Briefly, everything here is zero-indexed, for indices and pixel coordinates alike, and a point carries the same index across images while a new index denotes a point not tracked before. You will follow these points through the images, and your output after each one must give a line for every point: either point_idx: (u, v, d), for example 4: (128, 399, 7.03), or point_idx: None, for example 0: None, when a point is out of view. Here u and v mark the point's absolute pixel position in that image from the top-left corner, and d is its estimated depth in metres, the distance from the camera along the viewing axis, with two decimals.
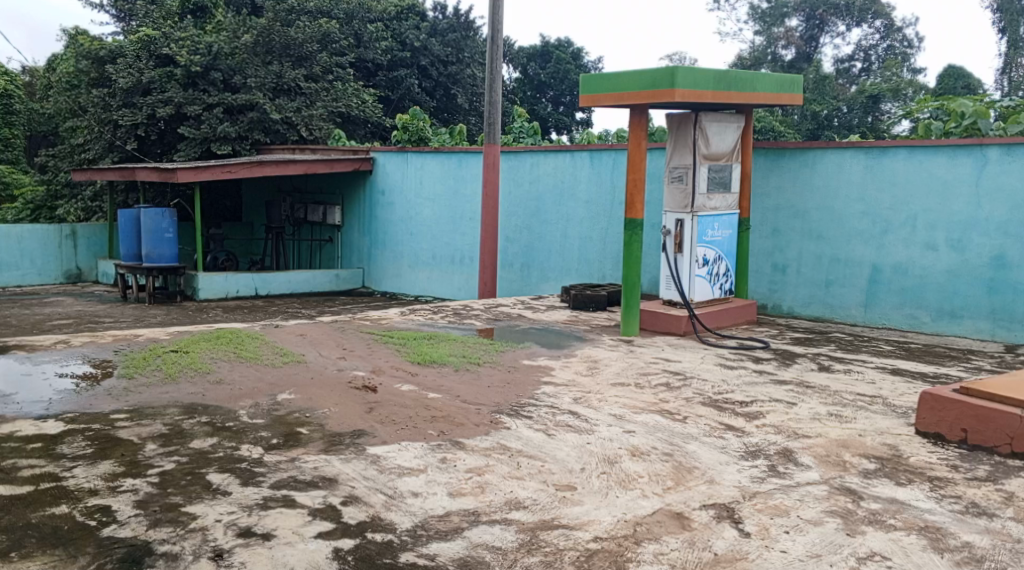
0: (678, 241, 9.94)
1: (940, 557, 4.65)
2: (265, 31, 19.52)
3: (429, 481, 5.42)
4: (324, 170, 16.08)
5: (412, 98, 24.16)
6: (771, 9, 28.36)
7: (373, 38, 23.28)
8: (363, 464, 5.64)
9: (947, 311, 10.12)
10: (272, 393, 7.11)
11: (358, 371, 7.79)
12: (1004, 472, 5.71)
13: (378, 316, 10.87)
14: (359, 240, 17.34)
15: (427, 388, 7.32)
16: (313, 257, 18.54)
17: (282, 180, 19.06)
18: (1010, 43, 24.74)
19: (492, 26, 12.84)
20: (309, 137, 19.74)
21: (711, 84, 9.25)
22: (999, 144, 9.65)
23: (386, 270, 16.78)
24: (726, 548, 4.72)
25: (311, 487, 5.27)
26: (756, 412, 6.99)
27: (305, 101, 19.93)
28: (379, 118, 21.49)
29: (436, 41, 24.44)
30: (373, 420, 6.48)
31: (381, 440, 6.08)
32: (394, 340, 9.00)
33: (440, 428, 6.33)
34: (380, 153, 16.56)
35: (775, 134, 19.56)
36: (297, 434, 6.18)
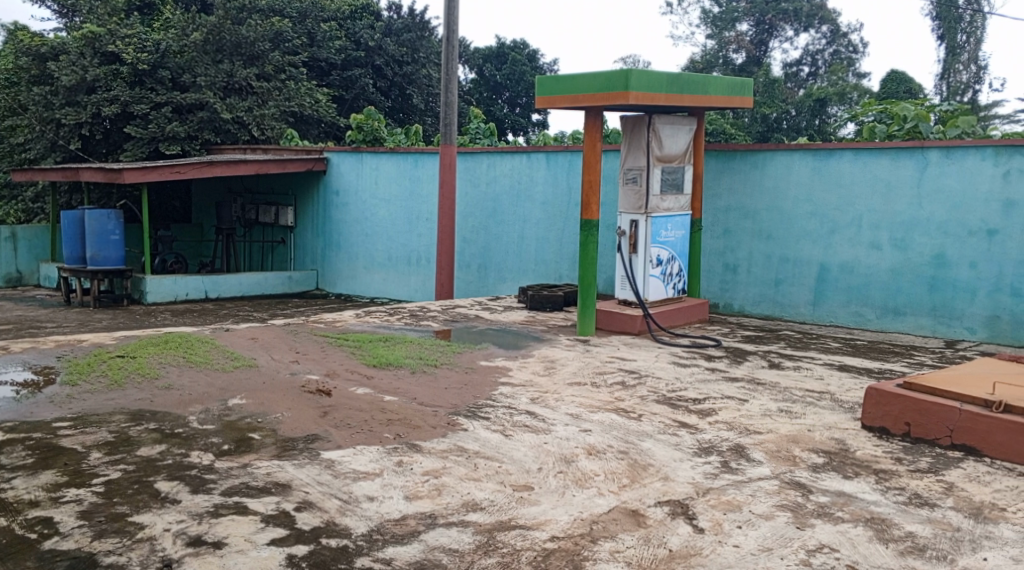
0: (632, 241, 10.09)
1: (884, 548, 4.81)
2: (215, 29, 19.24)
3: (385, 485, 5.46)
4: (276, 170, 15.96)
5: (367, 98, 24.13)
6: (723, 12, 28.76)
7: (327, 38, 23.18)
8: (317, 469, 5.67)
9: (891, 308, 10.41)
10: (223, 398, 7.09)
11: (312, 374, 7.80)
12: (945, 464, 5.92)
13: (333, 319, 10.85)
14: (312, 241, 17.25)
15: (383, 391, 7.36)
16: (265, 259, 18.42)
17: (234, 180, 18.92)
18: (948, 49, 25.44)
19: (447, 27, 12.89)
20: (260, 137, 19.64)
21: (665, 87, 9.41)
22: (938, 146, 9.95)
23: (341, 270, 16.73)
24: (680, 544, 4.83)
25: (264, 493, 5.29)
26: (709, 409, 7.15)
27: (256, 100, 19.76)
28: (333, 118, 21.27)
29: (391, 41, 24.35)
30: (328, 424, 6.50)
31: (336, 445, 6.11)
32: (348, 343, 9.01)
33: (397, 431, 6.38)
34: (334, 153, 16.51)
35: (726, 136, 19.91)
36: (249, 440, 6.19)
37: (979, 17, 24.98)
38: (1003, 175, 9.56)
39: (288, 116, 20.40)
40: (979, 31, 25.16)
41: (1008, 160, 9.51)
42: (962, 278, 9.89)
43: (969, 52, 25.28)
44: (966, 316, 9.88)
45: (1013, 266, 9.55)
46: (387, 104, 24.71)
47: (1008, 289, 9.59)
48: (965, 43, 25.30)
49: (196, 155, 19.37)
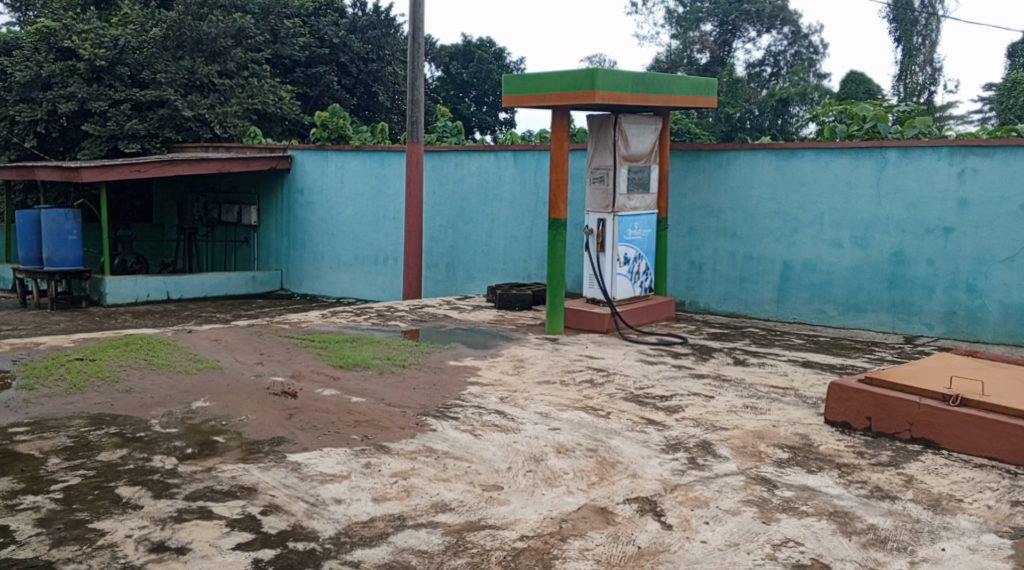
0: (600, 240, 10.17)
1: (848, 540, 4.90)
2: (175, 25, 19.17)
3: (352, 487, 5.47)
4: (239, 169, 15.86)
5: (332, 95, 24.02)
6: (687, 13, 28.93)
7: (290, 35, 22.95)
8: (283, 472, 5.66)
9: (852, 305, 10.59)
10: (186, 401, 7.04)
11: (277, 376, 7.77)
12: (905, 457, 6.04)
13: (299, 319, 10.82)
14: (277, 241, 17.14)
15: (350, 393, 7.34)
16: (229, 259, 18.28)
17: (196, 179, 18.75)
18: (905, 51, 25.89)
19: (413, 24, 12.87)
20: (223, 135, 19.44)
21: (631, 86, 9.49)
22: (897, 146, 10.13)
23: (306, 271, 16.65)
24: (649, 541, 4.89)
25: (229, 497, 5.27)
26: (676, 406, 7.23)
27: (218, 98, 19.52)
28: (297, 115, 21.07)
29: (356, 39, 24.33)
30: (294, 427, 6.48)
31: (302, 447, 6.10)
32: (315, 344, 8.98)
33: (365, 432, 6.38)
34: (299, 152, 16.41)
35: (691, 136, 20.09)
36: (213, 443, 6.15)
37: (934, 19, 25.48)
38: (958, 175, 9.76)
39: (250, 114, 20.09)
40: (934, 33, 25.65)
41: (963, 160, 9.72)
42: (920, 274, 10.09)
43: (924, 54, 25.76)
44: (924, 312, 10.08)
45: (969, 263, 9.76)
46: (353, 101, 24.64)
47: (964, 286, 9.80)
48: (920, 45, 25.77)
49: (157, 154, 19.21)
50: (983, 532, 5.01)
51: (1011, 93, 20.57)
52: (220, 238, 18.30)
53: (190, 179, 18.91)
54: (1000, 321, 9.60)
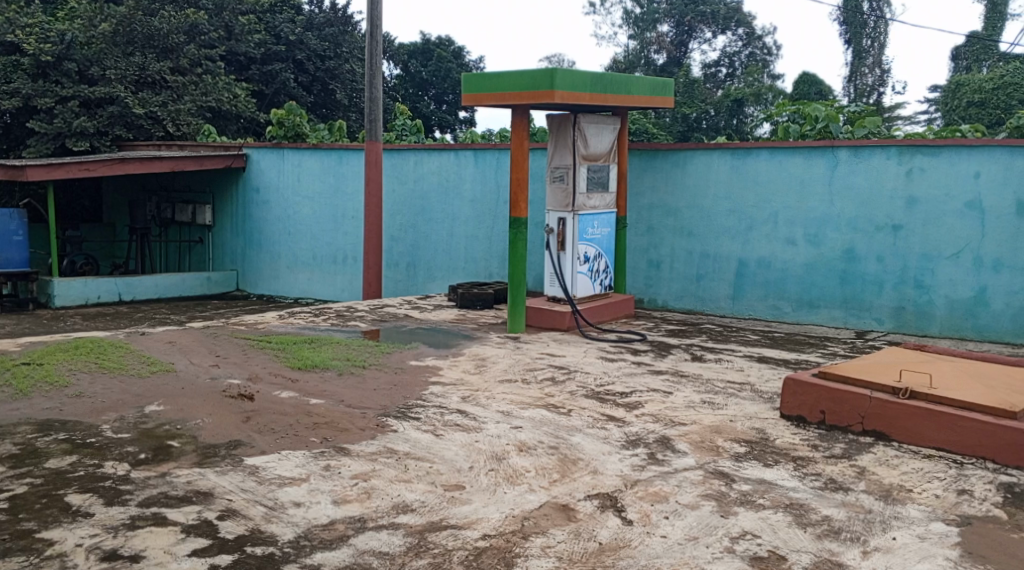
0: (561, 239, 10.26)
1: (803, 532, 5.03)
2: (125, 20, 19.00)
3: (311, 490, 5.48)
4: (193, 167, 15.70)
5: (288, 92, 23.85)
6: (644, 13, 29.16)
7: (244, 31, 22.45)
8: (240, 476, 5.66)
9: (806, 301, 10.81)
10: (139, 405, 6.98)
11: (234, 379, 7.74)
12: (857, 449, 6.20)
13: (256, 320, 10.77)
14: (232, 241, 17.01)
15: (308, 395, 7.34)
16: (183, 259, 18.11)
17: (148, 179, 18.54)
18: (855, 53, 26.32)
19: (370, 21, 12.85)
20: (176, 133, 19.24)
21: (589, 86, 9.58)
22: (847, 146, 10.36)
23: (262, 271, 16.54)
24: (609, 537, 4.98)
25: (183, 503, 5.26)
26: (636, 402, 7.33)
27: (171, 95, 19.40)
28: (252, 112, 20.91)
29: (312, 36, 24.24)
30: (251, 430, 6.47)
31: (260, 451, 6.09)
32: (271, 346, 8.96)
33: (324, 434, 6.40)
34: (254, 150, 16.27)
35: (649, 136, 20.27)
36: (167, 448, 6.11)
37: (882, 22, 25.93)
38: (906, 173, 10.04)
39: (205, 111, 19.88)
40: (883, 36, 26.11)
41: (911, 159, 10.00)
42: (870, 271, 10.35)
43: (874, 56, 26.22)
44: (874, 307, 10.35)
45: (917, 260, 10.05)
46: (309, 99, 24.56)
47: (912, 282, 10.09)
48: (869, 47, 26.22)
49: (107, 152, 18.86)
50: (931, 521, 5.18)
51: (955, 94, 21.05)
52: (174, 238, 18.11)
53: (141, 178, 18.69)
54: (946, 316, 9.91)
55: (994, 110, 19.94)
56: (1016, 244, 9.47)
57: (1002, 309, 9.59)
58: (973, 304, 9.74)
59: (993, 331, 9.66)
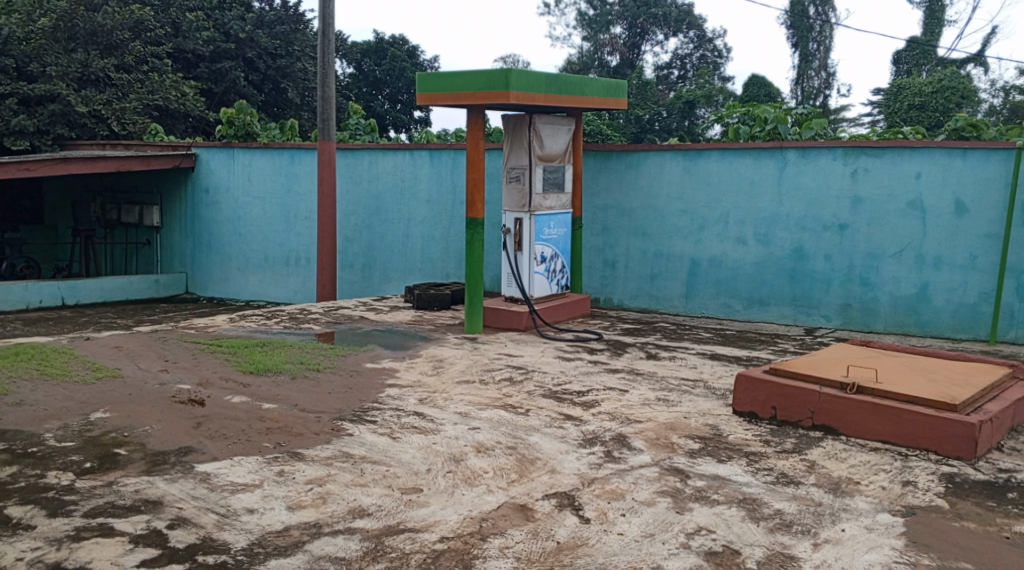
0: (517, 239, 10.32)
1: (756, 526, 5.14)
2: (67, 15, 18.76)
3: (265, 496, 5.47)
4: (140, 166, 15.42)
5: (238, 91, 23.66)
6: (597, 15, 29.39)
7: (193, 28, 22.72)
8: (191, 483, 5.62)
9: (756, 299, 11.01)
10: (83, 412, 6.87)
11: (184, 384, 7.66)
12: (807, 443, 6.35)
13: (206, 323, 10.65)
14: (181, 242, 16.81)
15: (261, 399, 7.30)
16: (130, 261, 17.85)
17: (92, 179, 18.25)
18: (802, 56, 26.79)
19: (323, 20, 12.81)
20: (121, 132, 19.07)
21: (544, 88, 9.66)
22: (796, 147, 10.57)
23: (213, 273, 16.38)
24: (567, 536, 5.04)
25: (132, 512, 5.21)
26: (592, 401, 7.42)
27: (116, 93, 19.33)
28: (201, 111, 20.83)
29: (263, 33, 24.03)
30: (201, 436, 6.42)
31: (211, 457, 6.05)
32: (222, 350, 8.88)
33: (278, 440, 6.38)
34: (203, 149, 16.07)
35: (603, 137, 20.44)
36: (114, 456, 6.04)
37: (828, 27, 26.53)
38: (852, 174, 10.29)
39: (152, 109, 19.94)
40: (828, 40, 26.70)
41: (856, 160, 10.25)
42: (818, 269, 10.59)
43: (820, 60, 26.78)
44: (822, 305, 10.60)
45: (862, 259, 10.32)
46: (260, 97, 24.36)
47: (858, 279, 10.36)
48: (816, 50, 26.71)
49: (49, 152, 18.33)
50: (878, 512, 5.32)
51: (896, 97, 21.45)
52: (121, 240, 17.83)
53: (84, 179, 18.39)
54: (890, 312, 10.21)
55: (933, 112, 20.46)
56: (956, 242, 9.78)
57: (942, 305, 9.90)
58: (916, 301, 10.04)
59: (934, 326, 9.97)
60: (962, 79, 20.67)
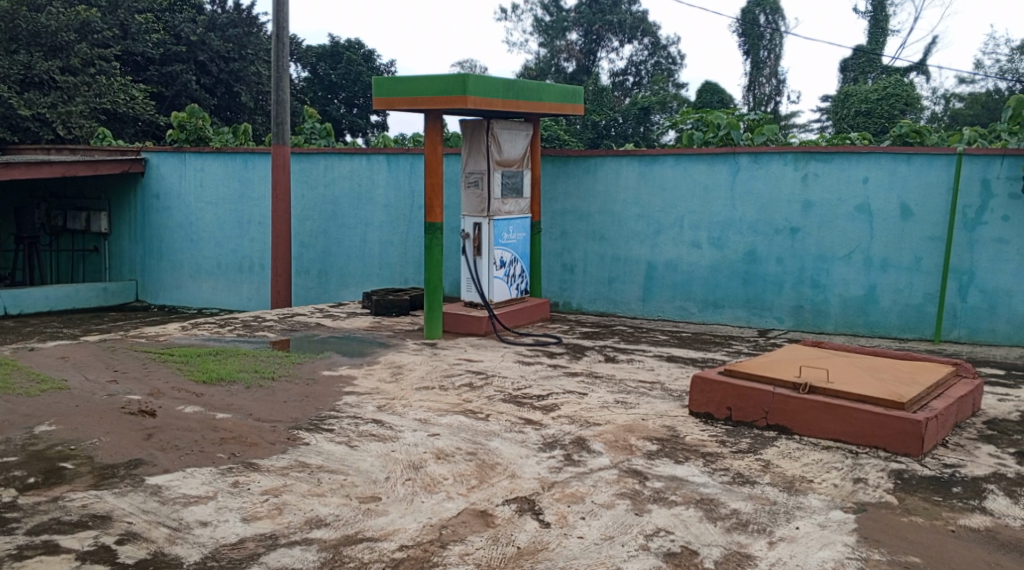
0: (476, 244, 10.36)
1: (713, 526, 5.23)
2: (8, 16, 18.48)
3: (219, 508, 5.43)
4: (86, 172, 15.11)
5: (190, 95, 23.65)
6: (553, 21, 29.65)
7: (142, 30, 22.56)
8: (142, 497, 5.56)
9: (711, 302, 11.16)
10: (28, 426, 6.76)
11: (133, 395, 7.57)
12: (762, 443, 6.46)
13: (157, 332, 10.52)
14: (130, 249, 16.57)
15: (214, 409, 7.24)
16: (75, 269, 17.54)
17: (36, 185, 18.02)
18: (753, 63, 27.16)
19: (277, 23, 12.74)
20: (67, 136, 18.98)
21: (501, 93, 9.72)
22: (748, 152, 10.75)
23: (164, 280, 16.17)
24: (528, 541, 5.08)
25: (78, 528, 5.15)
26: (552, 404, 7.48)
27: (61, 97, 19.04)
28: (151, 115, 20.91)
29: (215, 37, 23.93)
30: (152, 448, 6.36)
31: (163, 469, 5.99)
32: (174, 359, 8.79)
33: (232, 450, 6.34)
34: (153, 153, 15.87)
35: (560, 142, 20.56)
36: (60, 470, 5.95)
37: (778, 35, 26.94)
38: (802, 179, 10.50)
39: (98, 113, 19.88)
40: (778, 48, 27.20)
41: (807, 165, 10.46)
42: (771, 272, 10.78)
43: (770, 67, 27.21)
44: (775, 307, 10.79)
45: (813, 261, 10.52)
46: (213, 101, 24.15)
47: (809, 282, 10.56)
48: (766, 58, 27.17)
49: None
50: (831, 509, 5.44)
51: (844, 104, 21.93)
52: (67, 247, 17.51)
53: (27, 184, 18.09)
54: (840, 313, 10.43)
55: (878, 118, 20.87)
56: (902, 245, 10.04)
57: (890, 306, 10.16)
58: (864, 302, 10.28)
59: (883, 327, 10.21)
60: (906, 86, 21.05)
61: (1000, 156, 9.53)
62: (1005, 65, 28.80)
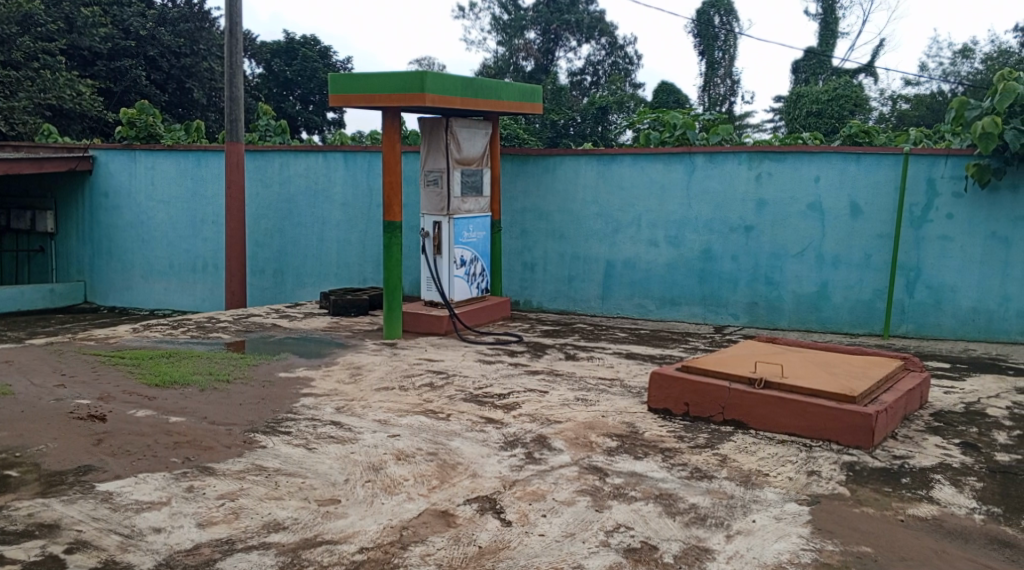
0: (436, 243, 10.37)
1: (672, 521, 5.31)
2: None
3: (173, 514, 5.39)
4: (33, 170, 14.81)
5: (139, 91, 23.37)
6: (511, 20, 29.69)
7: (88, 24, 22.16)
8: (92, 504, 5.50)
9: (668, 299, 11.29)
10: None
11: (83, 399, 7.47)
12: (719, 437, 6.56)
13: (107, 334, 10.37)
14: (78, 249, 16.30)
15: (167, 413, 7.18)
16: (20, 269, 17.22)
17: None
18: (708, 64, 27.52)
19: (230, 19, 12.63)
20: (10, 132, 18.94)
21: (460, 90, 9.74)
22: (703, 152, 10.88)
23: (114, 281, 15.94)
24: (488, 540, 5.12)
25: (26, 538, 5.08)
26: (512, 403, 7.51)
27: (5, 92, 19.22)
28: (98, 111, 20.99)
29: (165, 31, 23.71)
30: (102, 453, 6.28)
31: (113, 475, 5.92)
32: (125, 362, 8.68)
33: (186, 454, 6.29)
34: (101, 151, 15.60)
35: (519, 140, 20.63)
36: (5, 478, 5.84)
37: (732, 36, 27.30)
38: (756, 178, 10.66)
39: (43, 108, 19.83)
40: (732, 49, 27.55)
41: (760, 164, 10.62)
42: (726, 270, 10.93)
43: (725, 68, 27.54)
44: (730, 303, 10.94)
45: (767, 258, 10.70)
46: (163, 97, 23.90)
47: (763, 279, 10.74)
48: (721, 59, 27.52)
49: None
50: (786, 502, 5.55)
51: (796, 105, 22.29)
52: (10, 247, 17.17)
53: None
54: (793, 310, 10.62)
55: (829, 119, 21.23)
56: (852, 242, 10.26)
57: (841, 302, 10.37)
58: (816, 298, 10.48)
59: (835, 322, 10.42)
60: (856, 87, 21.44)
61: (944, 156, 9.78)
62: (949, 67, 29.52)
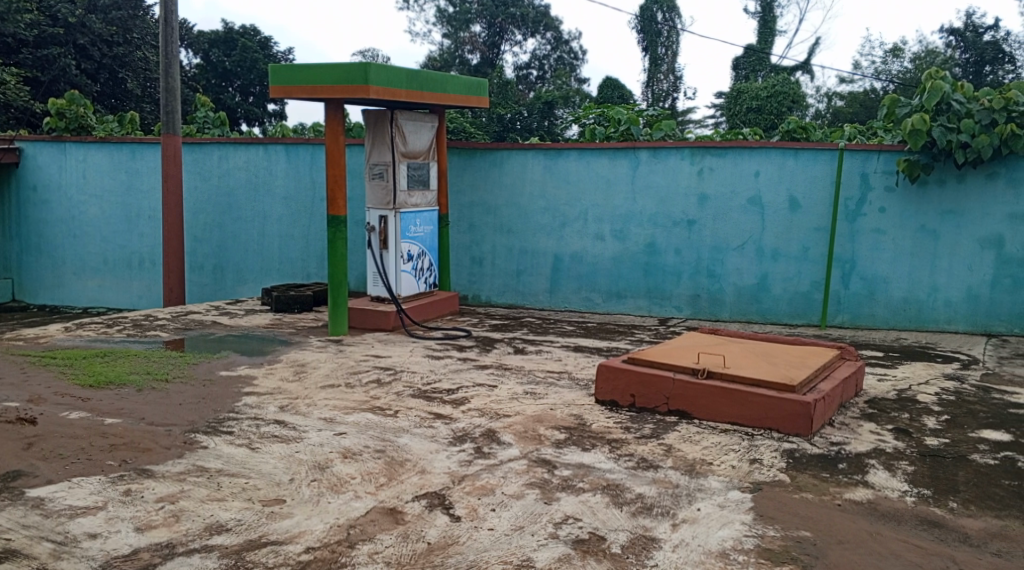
0: (382, 237, 10.32)
1: (619, 511, 5.40)
2: None
3: (109, 518, 5.31)
4: None
5: (69, 80, 22.57)
6: (457, 13, 29.60)
7: (13, 11, 21.49)
8: (22, 511, 5.38)
9: (614, 292, 11.42)
10: None
11: (14, 402, 7.30)
12: (664, 428, 6.68)
13: (37, 334, 10.12)
14: (5, 245, 15.85)
15: (103, 414, 7.06)
16: None
17: None
18: (651, 60, 27.79)
19: (165, 8, 12.37)
20: None
21: (404, 83, 9.71)
22: (647, 147, 11.00)
23: (44, 279, 15.57)
24: (437, 536, 5.14)
25: None
26: (461, 398, 7.54)
27: None
28: (24, 101, 20.65)
29: (96, 19, 23.22)
30: (33, 457, 6.16)
31: (45, 480, 5.81)
32: (58, 362, 8.50)
33: (123, 457, 6.20)
34: (28, 143, 15.17)
35: (466, 134, 20.60)
36: None
37: (675, 32, 27.65)
38: (698, 173, 10.83)
39: None
40: (675, 45, 27.88)
41: (702, 160, 10.79)
42: (669, 263, 11.09)
43: (668, 63, 27.84)
44: (674, 296, 11.12)
45: (709, 252, 10.88)
46: (96, 87, 23.52)
47: (705, 271, 10.92)
48: (664, 55, 27.80)
49: None
50: (729, 490, 5.67)
51: (736, 100, 22.61)
52: None
53: None
54: (735, 301, 10.84)
55: (768, 115, 21.67)
56: (790, 235, 10.50)
57: (780, 294, 10.62)
58: (756, 290, 10.72)
59: (774, 313, 10.67)
60: (794, 84, 21.86)
61: (877, 151, 10.04)
62: (881, 66, 30.25)
